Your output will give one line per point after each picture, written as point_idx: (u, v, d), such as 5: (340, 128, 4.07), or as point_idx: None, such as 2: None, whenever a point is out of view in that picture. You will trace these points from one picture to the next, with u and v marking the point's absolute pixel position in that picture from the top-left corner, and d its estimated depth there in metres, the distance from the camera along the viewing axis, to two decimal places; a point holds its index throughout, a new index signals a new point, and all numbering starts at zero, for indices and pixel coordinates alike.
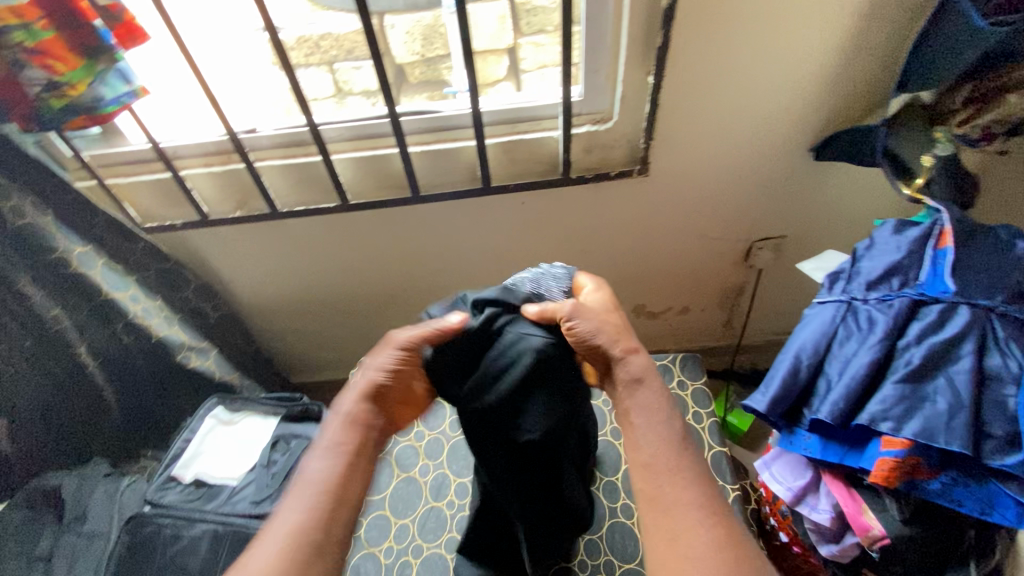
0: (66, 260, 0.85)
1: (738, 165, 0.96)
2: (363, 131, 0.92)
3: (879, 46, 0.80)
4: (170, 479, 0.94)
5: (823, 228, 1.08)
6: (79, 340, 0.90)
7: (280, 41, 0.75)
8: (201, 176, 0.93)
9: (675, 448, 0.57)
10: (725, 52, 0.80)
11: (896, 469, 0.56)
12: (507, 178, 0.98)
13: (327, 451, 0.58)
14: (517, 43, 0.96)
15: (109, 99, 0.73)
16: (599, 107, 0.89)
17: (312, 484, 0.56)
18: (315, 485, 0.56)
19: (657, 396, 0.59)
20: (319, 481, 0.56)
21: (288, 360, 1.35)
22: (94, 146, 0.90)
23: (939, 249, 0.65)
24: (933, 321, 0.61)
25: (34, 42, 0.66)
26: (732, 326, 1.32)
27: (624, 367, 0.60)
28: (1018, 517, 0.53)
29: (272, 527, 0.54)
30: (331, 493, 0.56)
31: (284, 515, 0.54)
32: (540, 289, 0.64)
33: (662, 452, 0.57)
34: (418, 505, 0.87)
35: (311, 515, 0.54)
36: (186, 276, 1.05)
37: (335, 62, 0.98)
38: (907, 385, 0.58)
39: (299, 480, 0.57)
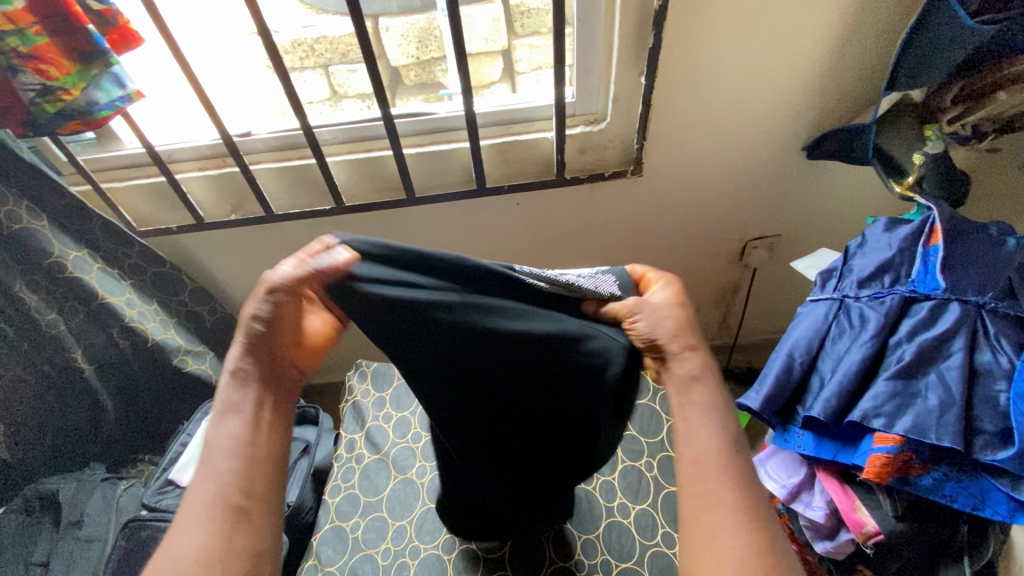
0: (61, 264, 0.85)
1: (731, 164, 0.96)
2: (358, 133, 0.92)
3: (868, 45, 0.81)
4: (168, 482, 0.94)
5: (816, 226, 1.09)
6: (76, 345, 0.91)
7: (273, 44, 0.75)
8: (196, 179, 0.93)
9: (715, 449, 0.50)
10: (717, 52, 0.80)
11: (889, 464, 0.56)
12: (502, 179, 0.98)
13: (228, 399, 0.53)
14: (512, 44, 0.97)
15: (103, 102, 0.72)
16: (592, 108, 0.90)
17: (224, 449, 0.51)
18: (229, 445, 0.51)
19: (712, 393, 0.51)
20: (231, 443, 0.51)
21: None
22: (88, 151, 0.92)
23: (930, 246, 0.65)
24: (924, 318, 0.61)
25: (27, 47, 0.66)
26: (728, 325, 1.33)
27: (680, 363, 0.52)
28: (1010, 512, 0.54)
29: (196, 493, 0.49)
30: (240, 453, 0.51)
31: (216, 468, 0.50)
32: (565, 279, 0.55)
33: (711, 451, 0.49)
34: (415, 506, 0.87)
35: (238, 472, 0.50)
36: (183, 279, 1.03)
37: (330, 65, 0.99)
38: (899, 381, 0.58)
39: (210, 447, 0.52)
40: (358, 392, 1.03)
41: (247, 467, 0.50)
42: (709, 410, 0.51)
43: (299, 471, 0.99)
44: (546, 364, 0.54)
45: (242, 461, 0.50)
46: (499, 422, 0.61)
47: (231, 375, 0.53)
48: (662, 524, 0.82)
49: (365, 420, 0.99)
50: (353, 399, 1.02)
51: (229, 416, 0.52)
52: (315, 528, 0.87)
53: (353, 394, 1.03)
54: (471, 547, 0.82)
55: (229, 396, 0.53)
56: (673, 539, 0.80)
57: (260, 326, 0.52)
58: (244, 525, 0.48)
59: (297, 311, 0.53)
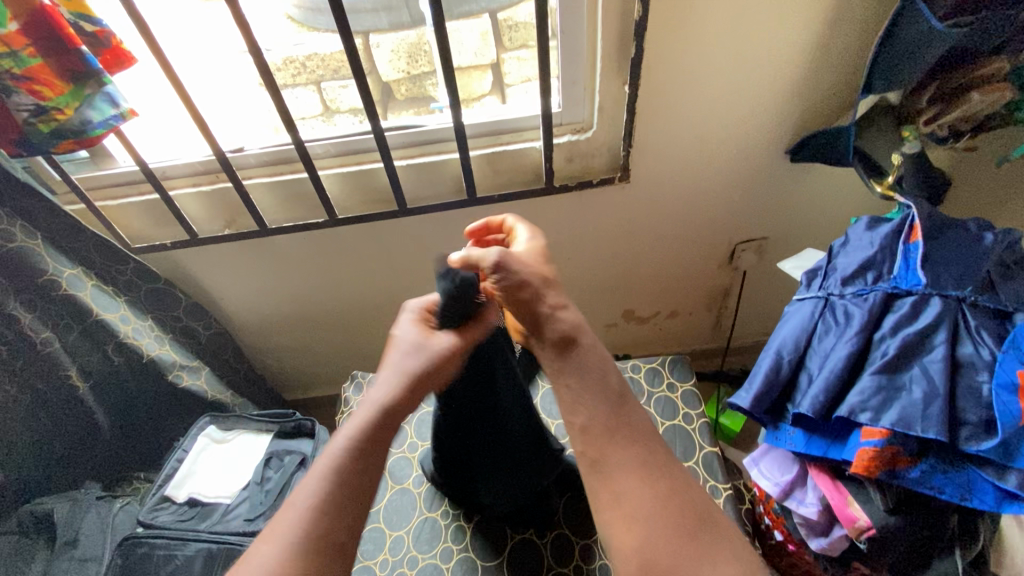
0: (56, 282, 0.86)
1: (716, 169, 0.98)
2: (348, 147, 0.94)
3: (843, 50, 0.83)
4: (163, 499, 0.94)
5: (803, 228, 1.11)
6: (70, 362, 0.91)
7: (264, 63, 0.77)
8: (189, 196, 0.94)
9: None
10: (697, 59, 0.82)
11: (877, 458, 0.57)
12: (491, 188, 1.00)
13: (357, 435, 0.54)
14: (500, 58, 0.99)
15: (97, 121, 0.73)
16: (578, 117, 0.92)
17: (330, 464, 0.52)
18: (340, 481, 0.51)
19: (592, 354, 0.56)
20: (348, 476, 0.52)
21: (281, 377, 1.35)
22: (82, 169, 0.92)
23: (911, 243, 0.66)
24: (907, 313, 0.62)
25: (22, 68, 0.67)
26: (721, 327, 1.34)
27: (552, 322, 0.56)
28: (996, 502, 0.55)
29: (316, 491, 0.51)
30: (345, 485, 0.51)
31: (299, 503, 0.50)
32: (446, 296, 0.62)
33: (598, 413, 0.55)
34: (412, 517, 0.87)
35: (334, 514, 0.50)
36: (177, 295, 1.04)
37: (322, 81, 1.01)
38: (884, 375, 0.59)
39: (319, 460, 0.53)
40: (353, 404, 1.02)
41: (343, 506, 0.50)
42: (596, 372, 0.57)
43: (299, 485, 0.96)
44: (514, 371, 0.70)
45: (340, 500, 0.50)
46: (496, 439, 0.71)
47: (366, 412, 0.55)
48: None
49: None
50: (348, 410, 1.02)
51: (349, 453, 0.53)
52: None
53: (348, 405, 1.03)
54: (471, 554, 0.82)
55: (357, 430, 0.54)
56: None
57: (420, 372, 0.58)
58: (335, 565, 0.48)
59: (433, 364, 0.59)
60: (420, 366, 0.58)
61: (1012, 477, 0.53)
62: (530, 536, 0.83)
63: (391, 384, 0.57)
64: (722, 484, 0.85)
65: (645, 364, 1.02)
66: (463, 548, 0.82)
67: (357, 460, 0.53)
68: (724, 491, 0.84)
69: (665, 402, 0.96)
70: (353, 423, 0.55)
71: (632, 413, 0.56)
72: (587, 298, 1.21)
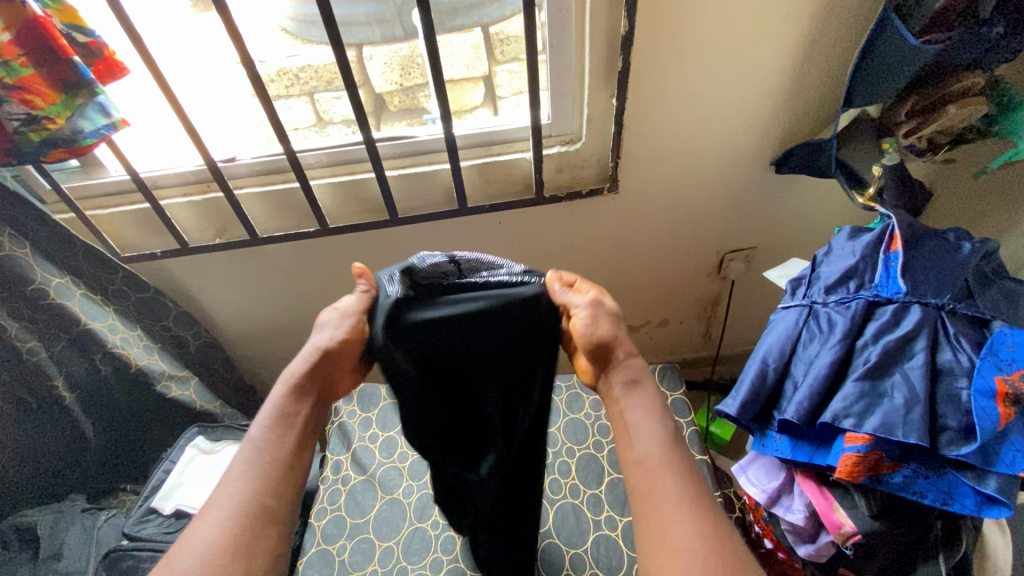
0: (44, 291, 0.85)
1: (704, 180, 1.00)
2: (340, 157, 0.95)
3: (824, 65, 0.86)
4: (150, 510, 0.93)
5: (789, 238, 1.13)
6: (56, 372, 0.90)
7: (257, 74, 0.78)
8: (181, 206, 0.95)
9: (666, 436, 0.54)
10: (684, 74, 0.84)
11: (860, 463, 0.58)
12: (482, 199, 1.01)
13: (273, 413, 0.54)
14: (492, 70, 1.00)
15: (88, 131, 0.73)
16: (567, 129, 0.93)
17: (252, 444, 0.52)
18: (263, 450, 0.52)
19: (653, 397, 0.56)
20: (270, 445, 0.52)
21: (271, 387, 1.34)
22: (72, 179, 0.93)
23: (891, 253, 0.68)
24: (888, 320, 0.63)
25: (13, 78, 0.67)
26: (711, 336, 1.35)
27: (621, 369, 0.57)
28: (977, 506, 0.55)
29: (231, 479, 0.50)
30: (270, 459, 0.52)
31: (231, 480, 0.50)
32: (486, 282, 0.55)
33: (654, 449, 0.53)
34: (402, 527, 0.87)
35: (262, 483, 0.50)
36: (167, 304, 1.04)
37: (315, 93, 1.02)
38: (866, 382, 0.60)
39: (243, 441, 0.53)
40: (345, 414, 1.02)
41: (274, 474, 0.51)
42: (650, 409, 0.55)
43: None
44: (495, 347, 0.56)
45: (265, 467, 0.51)
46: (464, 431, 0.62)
47: (282, 386, 0.55)
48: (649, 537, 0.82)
49: (351, 441, 0.98)
50: (338, 421, 1.02)
51: (269, 426, 0.53)
52: (300, 553, 0.86)
53: (339, 415, 1.02)
54: (460, 564, 0.82)
55: (275, 407, 0.55)
56: None
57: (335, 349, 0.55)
58: (269, 529, 0.49)
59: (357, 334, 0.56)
60: (330, 339, 0.55)
61: (991, 481, 0.54)
62: None
63: (305, 358, 0.56)
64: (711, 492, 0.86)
65: None
66: (452, 558, 0.82)
67: (280, 430, 0.53)
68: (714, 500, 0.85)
69: None
70: (274, 397, 0.55)
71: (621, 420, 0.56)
72: None
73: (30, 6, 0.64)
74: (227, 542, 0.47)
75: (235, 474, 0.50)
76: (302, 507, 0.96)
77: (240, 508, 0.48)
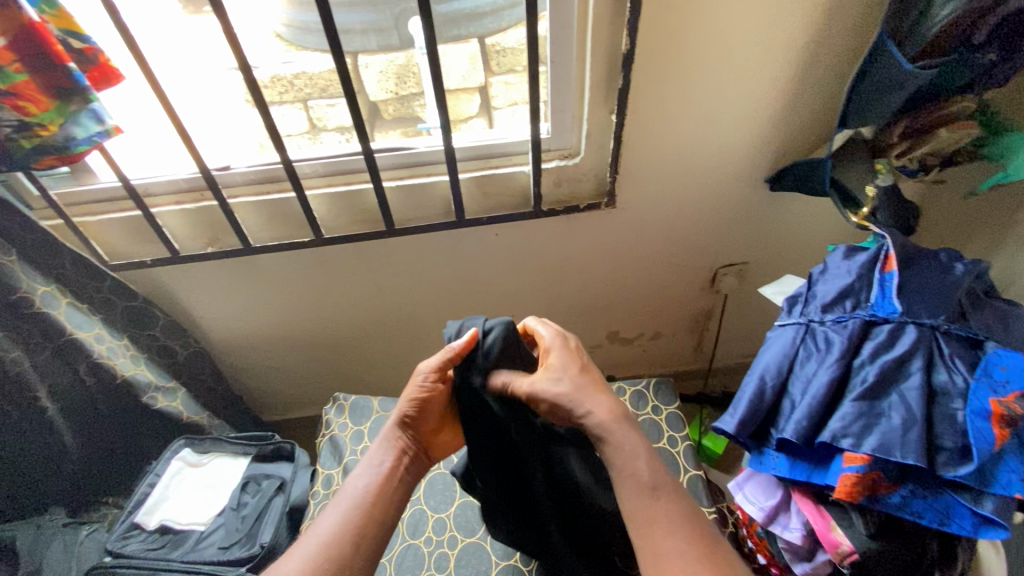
0: (28, 300, 0.83)
1: (699, 197, 1.01)
2: (337, 167, 0.94)
3: (818, 87, 0.87)
4: (133, 526, 0.90)
5: (782, 255, 1.14)
6: (39, 383, 0.87)
7: (254, 80, 0.76)
8: (172, 213, 0.93)
9: None
10: (682, 92, 0.85)
11: (859, 484, 0.58)
12: (480, 211, 1.00)
13: (370, 466, 0.63)
14: (488, 81, 1.00)
15: (81, 138, 0.72)
16: (566, 143, 0.94)
17: (349, 493, 0.61)
18: (350, 498, 0.60)
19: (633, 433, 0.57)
20: (360, 493, 0.61)
21: (259, 398, 1.32)
22: (62, 185, 0.91)
23: (886, 272, 0.69)
24: (884, 340, 0.64)
25: (4, 84, 0.65)
26: (703, 350, 1.36)
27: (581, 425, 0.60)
28: (974, 527, 0.56)
29: (322, 520, 0.58)
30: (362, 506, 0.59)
31: (322, 523, 0.58)
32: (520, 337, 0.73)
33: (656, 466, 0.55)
34: (395, 544, 0.85)
35: (344, 527, 0.57)
36: (155, 313, 1.02)
37: (309, 100, 1.01)
38: (864, 402, 0.61)
39: (342, 493, 0.61)
40: (335, 426, 1.01)
41: (365, 518, 0.58)
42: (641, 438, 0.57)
43: (274, 510, 0.94)
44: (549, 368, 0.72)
45: (355, 514, 0.59)
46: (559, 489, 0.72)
47: (380, 444, 0.66)
48: None
49: (343, 455, 0.97)
50: (330, 433, 1.01)
51: (366, 473, 0.63)
52: None
53: (330, 428, 1.01)
54: None
55: (370, 458, 0.64)
56: None
57: (414, 414, 0.67)
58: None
59: (434, 395, 0.68)
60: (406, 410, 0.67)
61: (988, 502, 0.55)
62: (514, 562, 0.81)
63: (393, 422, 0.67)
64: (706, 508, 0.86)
65: (631, 386, 1.02)
66: None
67: (368, 478, 0.62)
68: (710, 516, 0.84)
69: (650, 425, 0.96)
70: (373, 453, 0.65)
71: (624, 438, 0.57)
72: (571, 320, 1.22)
73: (26, 11, 0.63)
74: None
75: (333, 517, 0.58)
76: (289, 519, 0.94)
77: (331, 541, 0.56)
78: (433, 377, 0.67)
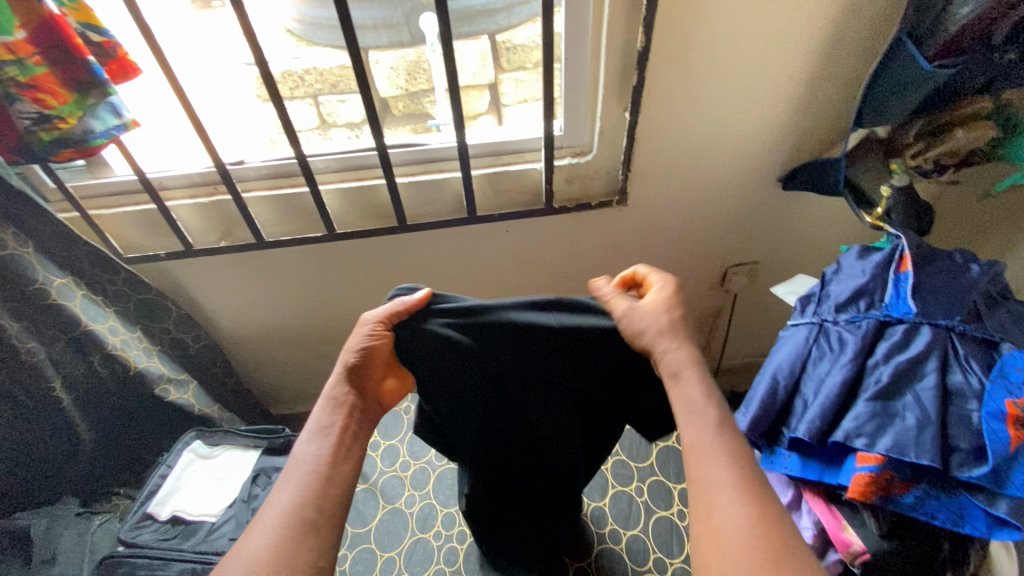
0: (45, 291, 0.83)
1: (711, 195, 1.01)
2: (350, 163, 0.94)
3: (833, 85, 0.87)
4: (145, 516, 0.91)
5: (794, 254, 1.14)
6: (54, 372, 0.87)
7: (270, 75, 0.76)
8: (186, 207, 0.94)
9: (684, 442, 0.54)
10: (696, 89, 0.85)
11: (873, 483, 0.58)
12: (492, 208, 1.00)
13: (315, 432, 0.59)
14: (498, 79, 1.01)
15: (99, 131, 0.72)
16: (579, 141, 0.94)
17: (299, 464, 0.57)
18: (303, 464, 0.56)
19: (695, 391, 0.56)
20: (314, 460, 0.57)
21: (268, 391, 1.33)
22: (78, 178, 0.92)
23: (901, 273, 0.69)
24: (899, 340, 0.64)
25: (27, 76, 0.66)
26: (712, 349, 1.36)
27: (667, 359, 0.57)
28: (988, 528, 0.56)
29: (274, 500, 0.54)
30: (322, 475, 0.56)
31: (278, 495, 0.54)
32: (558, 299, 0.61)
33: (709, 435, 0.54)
34: (404, 537, 0.86)
35: (303, 494, 0.54)
36: (168, 307, 1.04)
37: (320, 95, 1.02)
38: (877, 402, 0.61)
39: (290, 464, 0.57)
40: None
41: (324, 488, 0.55)
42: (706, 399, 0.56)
43: None
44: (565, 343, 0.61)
45: (311, 483, 0.55)
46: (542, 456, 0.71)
47: (322, 405, 0.61)
48: (653, 549, 0.82)
49: None
50: None
51: (314, 440, 0.58)
52: None
53: None
54: None
55: (315, 422, 0.59)
56: (664, 564, 0.80)
57: (358, 365, 0.61)
58: (311, 541, 0.51)
59: (385, 344, 0.60)
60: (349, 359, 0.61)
61: (1002, 503, 0.55)
62: None
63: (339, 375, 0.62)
64: None
65: None
66: (456, 570, 0.82)
67: (316, 443, 0.58)
68: None
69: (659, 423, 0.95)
70: (318, 417, 0.60)
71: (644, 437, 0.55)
72: None
73: (46, 4, 0.63)
74: (272, 555, 0.49)
75: (291, 490, 0.54)
76: None
77: (290, 515, 0.52)
78: (378, 330, 0.60)
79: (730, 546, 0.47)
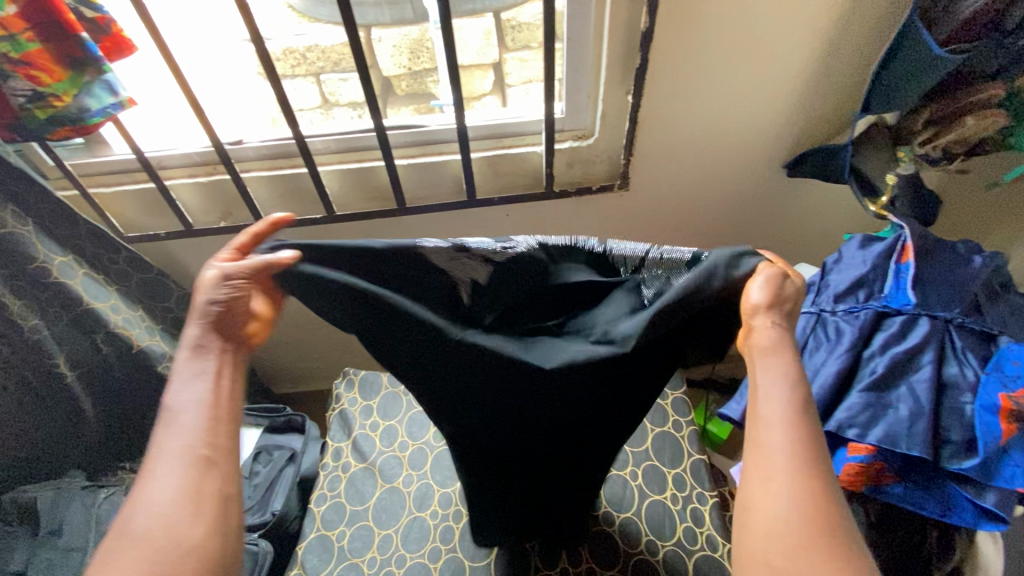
0: (46, 270, 0.84)
1: (714, 180, 0.99)
2: (350, 144, 0.93)
3: (843, 70, 0.85)
4: None
5: (796, 242, 1.13)
6: (58, 350, 0.88)
7: (266, 52, 0.75)
8: (186, 186, 0.94)
9: None
10: (701, 72, 0.83)
11: (862, 473, 0.59)
12: (492, 191, 1.00)
13: (184, 377, 0.49)
14: (502, 58, 0.99)
15: (95, 110, 0.72)
16: (581, 124, 0.92)
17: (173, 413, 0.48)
18: (184, 411, 0.48)
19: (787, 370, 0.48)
20: (195, 407, 0.48)
21: (271, 370, 1.35)
22: (76, 156, 0.91)
23: (902, 263, 0.68)
24: (896, 332, 0.64)
25: (19, 52, 0.65)
26: None
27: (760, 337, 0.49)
28: (975, 519, 0.56)
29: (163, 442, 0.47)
30: (208, 415, 0.48)
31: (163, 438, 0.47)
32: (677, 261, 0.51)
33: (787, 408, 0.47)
34: (402, 515, 0.88)
35: (195, 432, 0.47)
36: (168, 285, 1.04)
37: (322, 74, 1.00)
38: (872, 393, 0.60)
39: (164, 413, 0.48)
40: (345, 401, 1.02)
41: (215, 427, 0.48)
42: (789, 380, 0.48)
43: (285, 479, 0.97)
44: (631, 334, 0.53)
45: (201, 418, 0.48)
46: (532, 440, 0.63)
47: (184, 352, 0.50)
48: (646, 531, 0.83)
49: (352, 428, 0.98)
50: (339, 407, 1.02)
51: (183, 386, 0.49)
52: (300, 537, 0.86)
53: (340, 402, 1.03)
54: (458, 554, 0.82)
55: (181, 367, 0.49)
56: (656, 546, 0.82)
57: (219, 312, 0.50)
58: (212, 476, 0.47)
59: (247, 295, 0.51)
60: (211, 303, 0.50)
61: (990, 495, 0.55)
62: None
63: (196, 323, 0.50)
64: (708, 491, 0.86)
65: None
66: (451, 548, 0.83)
67: (190, 390, 0.49)
68: (711, 499, 0.85)
69: (655, 408, 0.96)
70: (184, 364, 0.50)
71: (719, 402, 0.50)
72: None
73: None
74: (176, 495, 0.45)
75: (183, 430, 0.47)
76: (299, 489, 0.98)
77: (187, 455, 0.46)
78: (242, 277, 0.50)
79: (765, 520, 0.44)
